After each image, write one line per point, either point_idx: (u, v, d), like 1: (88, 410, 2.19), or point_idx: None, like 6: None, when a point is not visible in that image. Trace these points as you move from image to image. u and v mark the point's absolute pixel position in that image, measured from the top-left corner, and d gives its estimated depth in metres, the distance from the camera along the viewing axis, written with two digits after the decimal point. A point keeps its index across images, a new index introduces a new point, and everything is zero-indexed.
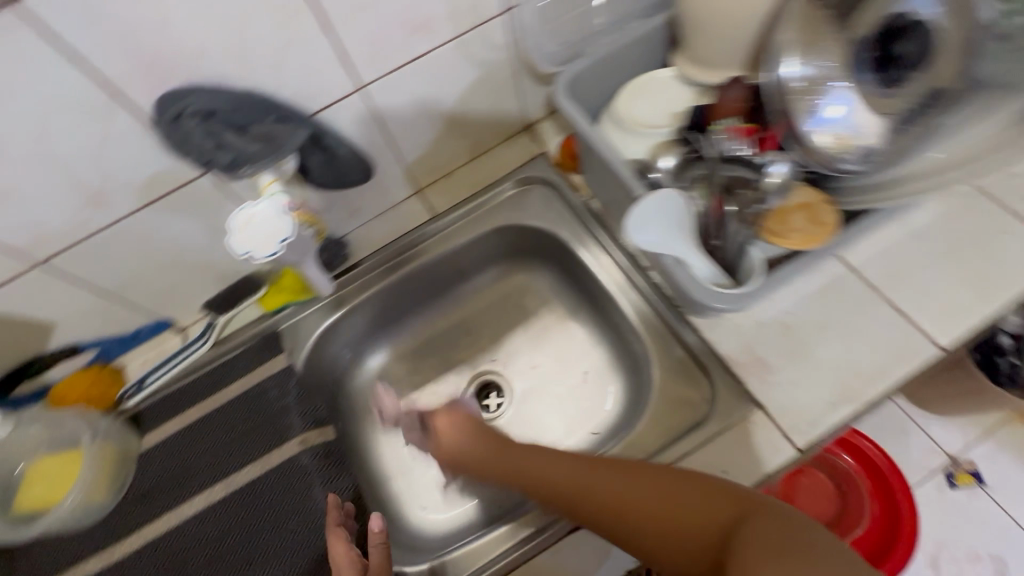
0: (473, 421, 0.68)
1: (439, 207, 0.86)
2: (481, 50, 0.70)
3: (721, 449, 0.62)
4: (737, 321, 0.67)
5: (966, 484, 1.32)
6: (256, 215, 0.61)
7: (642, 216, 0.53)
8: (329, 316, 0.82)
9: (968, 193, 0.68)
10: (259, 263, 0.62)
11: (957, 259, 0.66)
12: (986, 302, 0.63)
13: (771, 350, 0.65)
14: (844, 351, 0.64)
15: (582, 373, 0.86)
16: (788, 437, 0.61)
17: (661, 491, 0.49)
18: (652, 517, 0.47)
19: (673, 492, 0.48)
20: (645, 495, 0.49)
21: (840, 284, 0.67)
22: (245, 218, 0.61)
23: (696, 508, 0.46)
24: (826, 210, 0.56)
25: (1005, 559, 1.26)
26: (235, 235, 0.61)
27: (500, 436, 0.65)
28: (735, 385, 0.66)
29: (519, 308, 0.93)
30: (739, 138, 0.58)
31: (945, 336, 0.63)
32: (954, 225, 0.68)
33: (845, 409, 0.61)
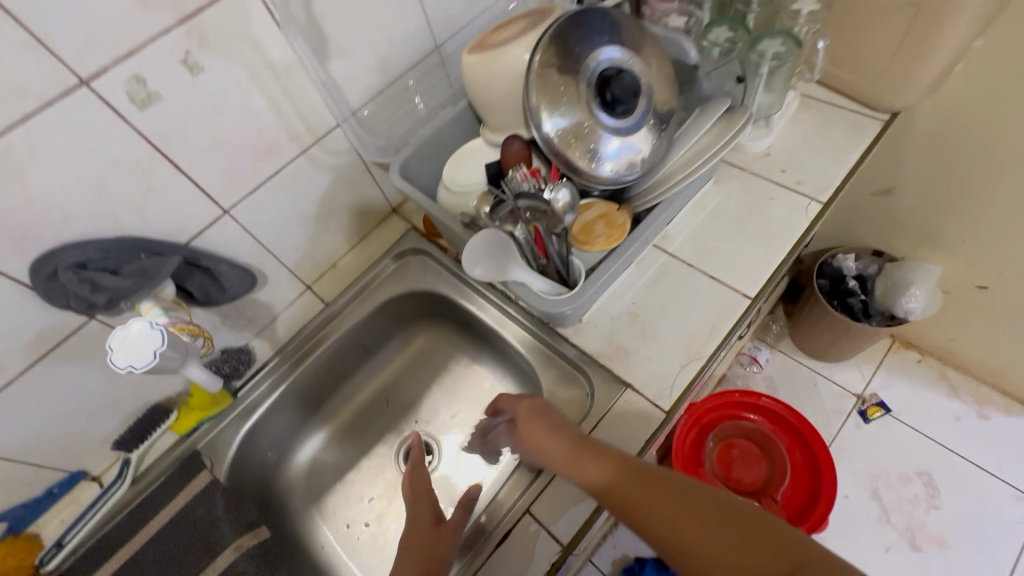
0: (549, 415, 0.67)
1: (329, 296, 0.95)
2: (327, 159, 0.83)
3: (606, 432, 0.71)
4: (594, 321, 0.79)
5: (877, 415, 1.48)
6: (130, 333, 0.65)
7: (470, 253, 0.66)
8: (245, 422, 0.87)
9: (736, 180, 0.88)
10: (141, 371, 0.65)
11: (743, 228, 0.83)
12: (772, 253, 0.80)
13: (625, 337, 0.77)
14: (681, 321, 0.77)
15: None
16: (654, 403, 0.71)
17: (721, 516, 0.51)
18: (686, 532, 0.51)
19: (694, 511, 0.52)
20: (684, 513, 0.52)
21: (665, 269, 0.82)
22: (122, 333, 0.65)
23: (734, 531, 0.49)
24: (619, 214, 0.72)
25: (930, 471, 1.39)
26: (115, 352, 0.65)
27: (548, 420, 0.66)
28: (606, 374, 0.76)
29: (428, 367, 1.02)
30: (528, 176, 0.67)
31: (750, 287, 0.78)
32: (734, 204, 0.86)
33: (692, 367, 0.73)
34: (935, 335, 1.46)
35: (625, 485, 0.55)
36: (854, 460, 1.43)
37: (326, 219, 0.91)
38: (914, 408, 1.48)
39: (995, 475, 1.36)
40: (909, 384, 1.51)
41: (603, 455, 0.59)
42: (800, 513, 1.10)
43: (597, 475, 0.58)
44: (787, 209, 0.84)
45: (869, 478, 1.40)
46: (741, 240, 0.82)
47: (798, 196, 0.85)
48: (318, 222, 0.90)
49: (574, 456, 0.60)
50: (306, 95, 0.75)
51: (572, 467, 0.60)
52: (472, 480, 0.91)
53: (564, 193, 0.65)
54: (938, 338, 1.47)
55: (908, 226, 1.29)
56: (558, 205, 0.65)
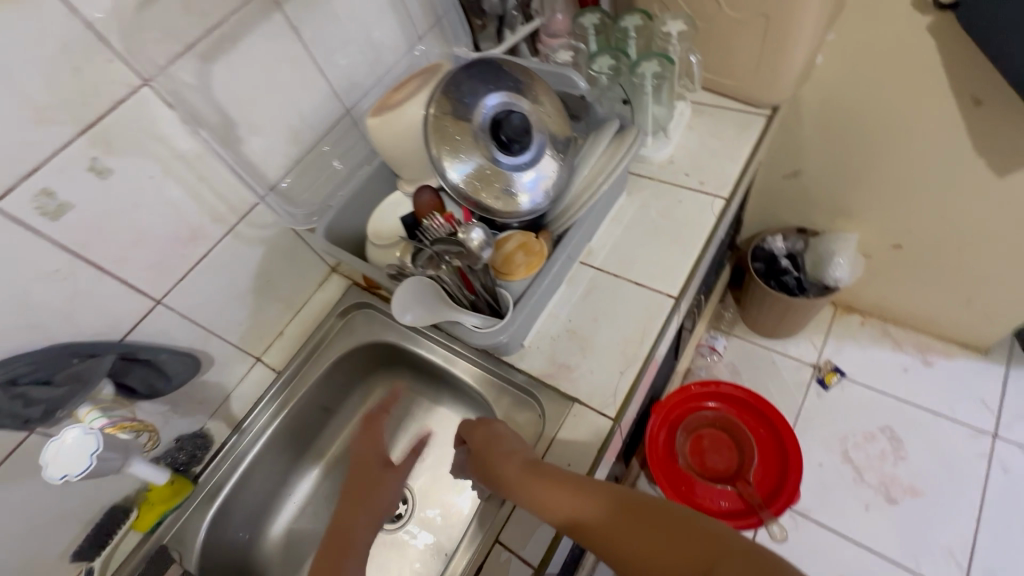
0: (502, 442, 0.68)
1: (280, 364, 0.96)
2: (255, 233, 0.86)
3: (560, 448, 0.74)
4: (535, 344, 0.83)
5: (834, 381, 1.54)
6: (65, 441, 0.65)
7: (399, 304, 0.69)
8: (210, 506, 0.86)
9: (645, 188, 0.94)
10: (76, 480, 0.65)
11: (658, 233, 0.89)
12: (687, 252, 0.86)
13: (566, 353, 0.81)
14: (614, 330, 0.81)
15: None
16: (600, 413, 0.75)
17: (690, 541, 0.51)
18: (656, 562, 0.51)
19: (652, 530, 0.52)
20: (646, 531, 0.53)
21: (594, 283, 0.86)
22: (53, 445, 0.65)
23: (700, 556, 0.49)
24: (536, 242, 0.75)
25: (891, 425, 1.46)
26: (48, 467, 0.64)
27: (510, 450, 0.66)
28: (553, 393, 0.79)
29: (391, 415, 1.02)
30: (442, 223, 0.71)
31: (672, 287, 0.83)
32: (647, 211, 0.92)
33: (631, 371, 0.77)
34: (870, 296, 1.56)
35: (591, 514, 0.56)
36: (821, 428, 1.49)
37: (264, 290, 0.92)
38: (866, 367, 1.56)
39: (949, 417, 1.44)
40: (857, 346, 1.59)
41: (577, 491, 0.58)
42: (775, 489, 1.16)
43: (562, 501, 0.58)
44: (695, 209, 0.90)
45: (838, 442, 1.46)
46: (658, 244, 0.88)
47: (703, 196, 0.91)
48: (256, 294, 0.91)
49: (545, 495, 0.60)
50: (222, 178, 0.78)
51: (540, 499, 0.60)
52: (449, 521, 0.92)
53: (477, 232, 0.69)
54: (873, 298, 1.56)
55: (821, 201, 1.39)
56: (473, 245, 0.69)
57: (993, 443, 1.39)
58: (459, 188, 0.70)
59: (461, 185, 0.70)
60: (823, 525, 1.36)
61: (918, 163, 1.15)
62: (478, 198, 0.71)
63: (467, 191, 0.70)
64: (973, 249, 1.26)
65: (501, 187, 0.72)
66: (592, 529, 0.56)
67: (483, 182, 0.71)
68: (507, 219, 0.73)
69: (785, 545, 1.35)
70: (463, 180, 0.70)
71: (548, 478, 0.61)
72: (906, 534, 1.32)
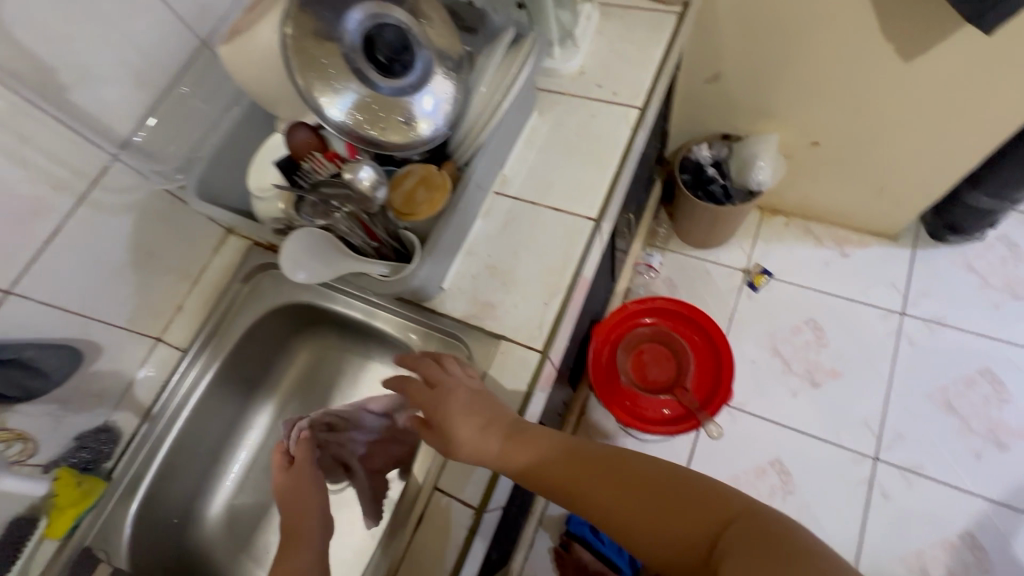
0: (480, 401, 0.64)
1: (183, 341, 0.87)
2: (116, 198, 0.74)
3: (490, 387, 0.72)
4: (456, 285, 0.78)
5: (763, 282, 1.61)
6: None
7: (288, 258, 0.61)
8: (132, 498, 0.80)
9: (557, 105, 0.88)
10: None
11: (573, 152, 0.84)
12: (604, 170, 0.82)
13: (488, 291, 0.77)
14: (536, 261, 0.78)
15: None
16: (528, 346, 0.73)
17: (694, 506, 0.55)
18: (654, 530, 0.55)
19: (656, 500, 0.56)
20: (645, 500, 0.57)
21: (511, 213, 0.82)
22: None
23: (699, 523, 0.54)
24: (437, 174, 0.68)
25: (814, 317, 1.55)
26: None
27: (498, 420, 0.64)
28: (479, 333, 0.76)
29: (321, 377, 0.97)
30: (326, 164, 0.64)
31: (591, 209, 0.80)
32: (561, 130, 0.86)
33: (555, 301, 0.75)
34: (793, 196, 1.60)
35: (584, 481, 0.60)
36: (753, 328, 1.57)
37: (146, 264, 0.82)
38: (791, 266, 1.62)
39: (864, 302, 1.55)
40: (782, 246, 1.65)
41: (575, 463, 0.61)
42: (711, 391, 1.23)
43: (562, 473, 0.60)
44: (609, 122, 0.85)
45: (768, 339, 1.55)
46: (574, 164, 0.83)
47: (617, 107, 0.86)
48: (137, 269, 0.81)
49: (554, 468, 0.61)
50: (54, 137, 0.65)
51: (533, 468, 0.61)
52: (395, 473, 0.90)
53: (366, 170, 0.62)
54: (795, 198, 1.60)
55: (741, 106, 1.37)
56: (363, 186, 0.62)
57: (902, 320, 1.51)
58: (346, 127, 0.61)
59: (348, 123, 0.61)
60: (758, 416, 1.47)
61: (828, 56, 1.14)
62: (371, 134, 0.62)
63: (357, 129, 0.62)
64: (882, 139, 1.29)
65: (395, 117, 0.63)
66: (595, 500, 0.58)
67: (372, 117, 0.62)
68: (409, 152, 0.65)
69: (726, 438, 1.46)
70: (348, 116, 0.61)
71: (555, 449, 0.62)
72: (829, 412, 1.45)
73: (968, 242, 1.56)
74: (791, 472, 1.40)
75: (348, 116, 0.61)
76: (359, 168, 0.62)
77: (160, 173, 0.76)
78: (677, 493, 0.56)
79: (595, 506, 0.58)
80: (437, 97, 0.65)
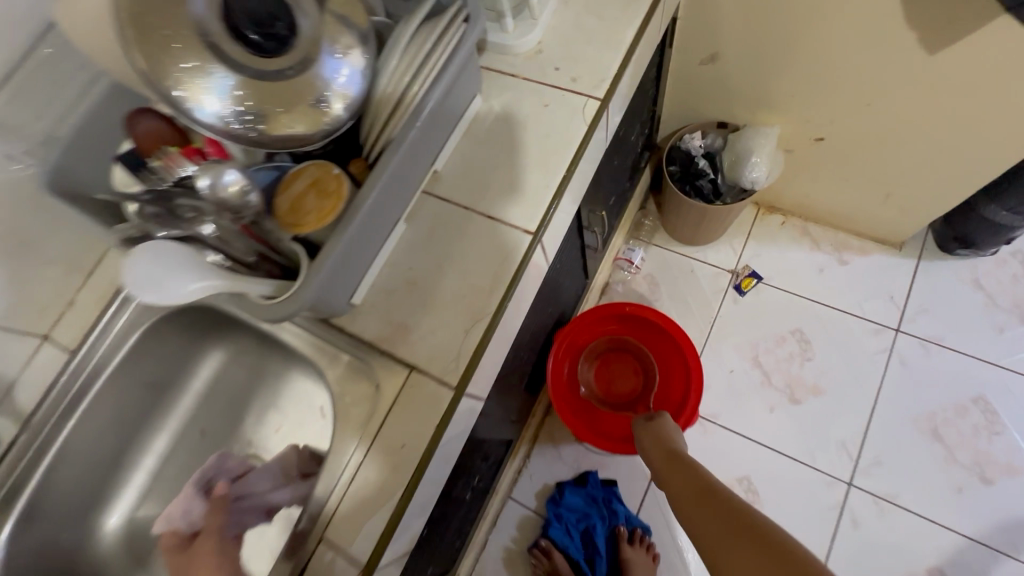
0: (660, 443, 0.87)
1: (66, 340, 0.76)
2: None
3: (394, 426, 0.63)
4: (368, 302, 0.68)
5: (750, 286, 1.49)
6: None
7: (133, 273, 0.49)
8: (8, 512, 0.73)
9: (504, 91, 0.75)
10: None
11: (517, 149, 0.72)
12: (550, 175, 0.70)
13: (404, 311, 0.67)
14: (460, 279, 0.67)
15: (317, 410, 0.84)
16: (441, 381, 0.63)
17: (733, 519, 0.65)
18: (702, 526, 0.69)
19: (704, 507, 0.70)
20: (713, 506, 0.69)
21: (439, 218, 0.70)
22: None
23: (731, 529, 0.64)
24: (332, 178, 0.57)
25: (801, 328, 1.44)
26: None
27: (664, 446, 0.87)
28: (389, 360, 0.66)
29: (236, 383, 0.88)
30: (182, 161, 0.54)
31: (530, 221, 0.68)
32: (506, 121, 0.74)
33: (476, 329, 0.64)
34: (791, 194, 1.46)
35: (681, 490, 0.76)
36: (734, 336, 1.46)
37: None
38: (782, 270, 1.50)
39: (857, 315, 1.43)
40: (775, 248, 1.52)
41: (671, 465, 0.82)
42: (676, 409, 1.13)
43: (660, 468, 0.84)
44: (562, 116, 0.73)
45: (750, 348, 1.44)
46: (516, 164, 0.71)
47: (572, 97, 0.73)
48: None
49: (679, 482, 0.78)
50: None
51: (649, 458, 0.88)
52: None
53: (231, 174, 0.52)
54: (793, 196, 1.46)
55: (738, 94, 1.22)
56: (229, 191, 0.52)
57: (895, 337, 1.40)
58: (259, 133, 0.55)
59: (258, 129, 0.55)
60: (730, 431, 1.38)
61: (838, 42, 0.99)
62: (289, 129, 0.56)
63: (271, 131, 0.55)
64: (893, 141, 1.15)
65: (304, 100, 0.56)
66: (676, 493, 0.77)
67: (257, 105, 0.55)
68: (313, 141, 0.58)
69: (693, 451, 1.38)
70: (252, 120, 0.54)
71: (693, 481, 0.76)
72: (805, 431, 1.36)
73: (977, 254, 1.43)
74: (759, 492, 1.33)
75: (226, 108, 0.53)
76: (225, 171, 0.52)
77: (16, 154, 0.68)
78: (745, 515, 0.65)
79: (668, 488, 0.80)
80: (351, 69, 0.58)
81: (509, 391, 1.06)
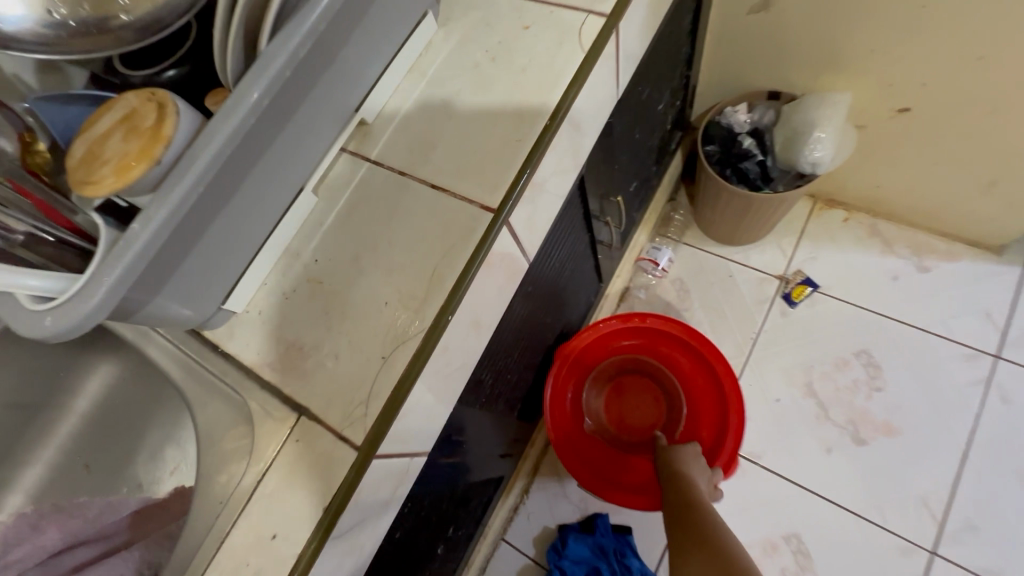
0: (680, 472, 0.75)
1: None
2: None
3: (270, 499, 0.41)
4: (257, 308, 0.47)
5: (803, 296, 1.22)
6: None
7: None
8: None
9: (469, 14, 0.53)
10: None
11: (483, 91, 0.49)
12: (527, 127, 0.47)
13: (303, 326, 0.45)
14: (384, 277, 0.45)
15: None
16: (342, 435, 0.41)
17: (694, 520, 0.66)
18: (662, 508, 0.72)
19: (693, 531, 0.64)
20: (673, 493, 0.72)
21: (366, 190, 0.49)
22: None
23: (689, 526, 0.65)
24: (150, 108, 0.35)
25: (868, 349, 1.16)
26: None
27: (686, 483, 0.72)
28: (276, 397, 0.44)
29: (129, 406, 0.68)
30: None
31: (493, 193, 0.45)
32: (471, 54, 0.51)
33: (399, 356, 0.42)
34: (858, 183, 1.18)
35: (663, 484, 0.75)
36: (782, 356, 1.19)
37: None
38: (844, 277, 1.22)
39: (943, 336, 1.14)
40: (836, 250, 1.24)
41: (694, 508, 0.67)
42: (709, 451, 0.88)
43: (678, 502, 0.69)
44: (550, 43, 0.50)
45: (802, 373, 1.17)
46: (479, 112, 0.49)
47: (566, 16, 0.50)
48: None
49: (665, 486, 0.74)
50: None
51: (670, 489, 0.73)
52: None
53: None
54: (862, 186, 1.19)
55: (796, 54, 0.97)
56: None
57: (993, 366, 1.11)
58: (79, 23, 0.36)
59: (77, 17, 0.36)
60: (775, 475, 1.11)
61: None
62: (123, 6, 0.37)
63: (93, 13, 0.36)
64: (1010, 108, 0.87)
65: None
66: (671, 506, 0.70)
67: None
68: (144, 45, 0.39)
69: (728, 498, 1.11)
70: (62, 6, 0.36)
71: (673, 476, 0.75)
72: (874, 480, 1.08)
73: None
74: (812, 554, 1.05)
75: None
76: None
77: None
78: (704, 518, 0.66)
79: (678, 515, 0.68)
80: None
81: (491, 423, 0.83)
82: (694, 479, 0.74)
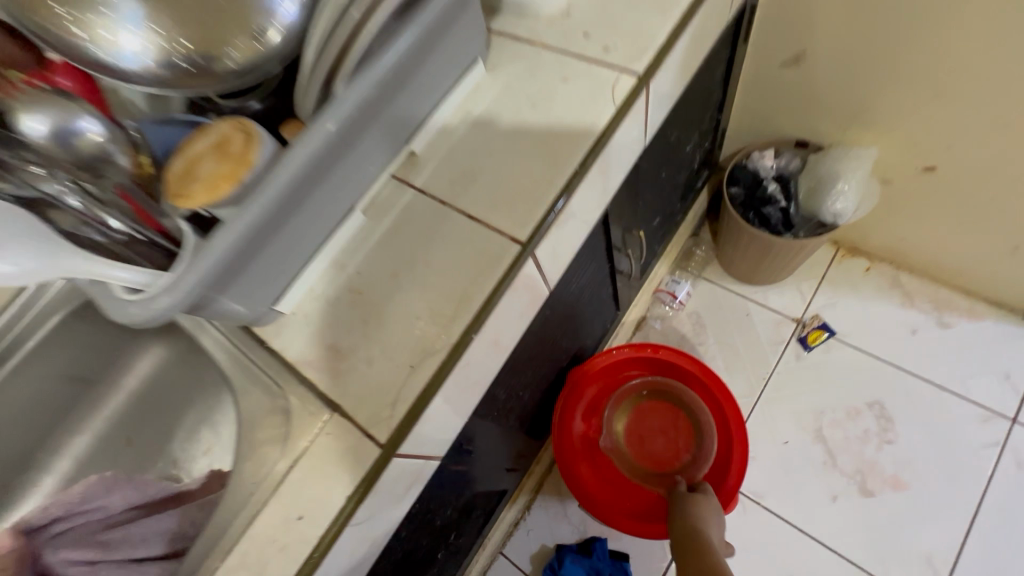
0: (692, 524, 0.77)
1: None
2: None
3: (299, 485, 0.46)
4: (300, 311, 0.52)
5: (819, 341, 1.23)
6: None
7: None
8: None
9: (515, 62, 0.58)
10: None
11: (521, 133, 0.55)
12: (558, 169, 0.52)
13: (342, 330, 0.50)
14: (418, 294, 0.50)
15: None
16: (368, 433, 0.46)
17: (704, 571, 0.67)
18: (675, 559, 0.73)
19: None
20: (685, 544, 0.73)
21: (407, 213, 0.54)
22: None
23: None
24: (240, 138, 0.42)
25: (881, 401, 1.16)
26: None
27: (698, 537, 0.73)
28: (312, 393, 0.49)
29: (173, 388, 0.74)
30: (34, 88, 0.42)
31: (522, 227, 0.50)
32: (513, 98, 0.57)
33: (425, 367, 0.47)
34: (882, 235, 1.19)
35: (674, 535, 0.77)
36: (793, 399, 1.19)
37: None
38: (862, 326, 1.23)
39: (959, 394, 1.14)
40: (855, 298, 1.25)
41: (703, 559, 0.69)
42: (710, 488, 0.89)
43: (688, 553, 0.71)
44: (586, 94, 0.55)
45: (812, 418, 1.17)
46: (516, 152, 0.54)
47: (602, 71, 0.55)
48: None
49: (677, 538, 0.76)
50: None
51: (682, 542, 0.74)
52: None
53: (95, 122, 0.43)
54: (885, 238, 1.20)
55: (825, 108, 1.00)
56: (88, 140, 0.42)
57: (1009, 429, 1.10)
58: (188, 64, 0.41)
59: (186, 58, 0.41)
60: (777, 517, 1.11)
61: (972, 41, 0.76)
62: (226, 51, 0.42)
63: (201, 57, 0.41)
64: None
65: (232, 28, 0.42)
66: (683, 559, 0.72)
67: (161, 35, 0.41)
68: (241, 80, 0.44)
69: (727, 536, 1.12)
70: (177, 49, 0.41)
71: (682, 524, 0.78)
72: (876, 533, 1.07)
73: None
74: None
75: (121, 40, 0.40)
76: (89, 118, 0.42)
77: None
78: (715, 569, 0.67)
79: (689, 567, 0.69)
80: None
81: (499, 437, 0.87)
82: (707, 532, 0.75)
